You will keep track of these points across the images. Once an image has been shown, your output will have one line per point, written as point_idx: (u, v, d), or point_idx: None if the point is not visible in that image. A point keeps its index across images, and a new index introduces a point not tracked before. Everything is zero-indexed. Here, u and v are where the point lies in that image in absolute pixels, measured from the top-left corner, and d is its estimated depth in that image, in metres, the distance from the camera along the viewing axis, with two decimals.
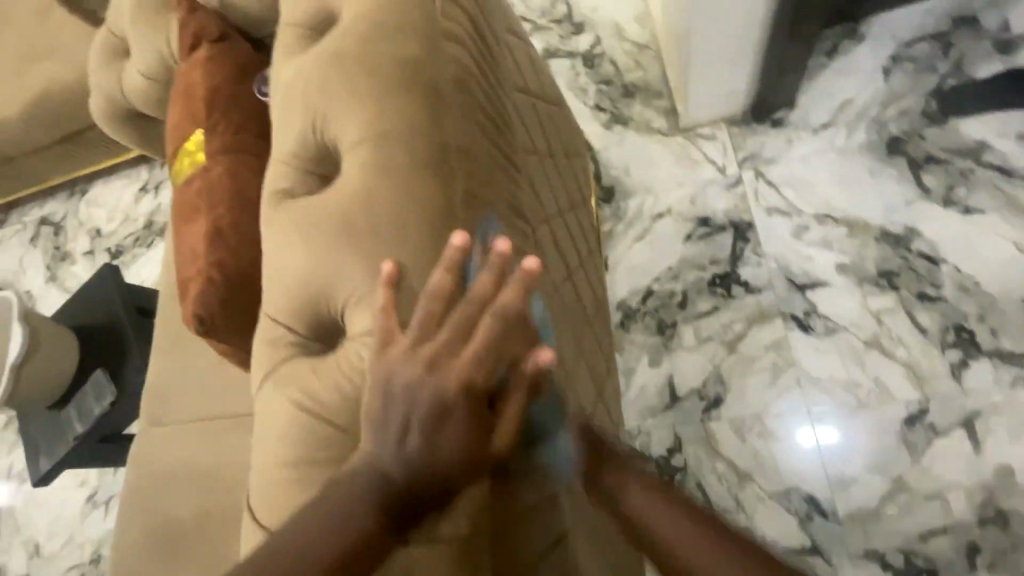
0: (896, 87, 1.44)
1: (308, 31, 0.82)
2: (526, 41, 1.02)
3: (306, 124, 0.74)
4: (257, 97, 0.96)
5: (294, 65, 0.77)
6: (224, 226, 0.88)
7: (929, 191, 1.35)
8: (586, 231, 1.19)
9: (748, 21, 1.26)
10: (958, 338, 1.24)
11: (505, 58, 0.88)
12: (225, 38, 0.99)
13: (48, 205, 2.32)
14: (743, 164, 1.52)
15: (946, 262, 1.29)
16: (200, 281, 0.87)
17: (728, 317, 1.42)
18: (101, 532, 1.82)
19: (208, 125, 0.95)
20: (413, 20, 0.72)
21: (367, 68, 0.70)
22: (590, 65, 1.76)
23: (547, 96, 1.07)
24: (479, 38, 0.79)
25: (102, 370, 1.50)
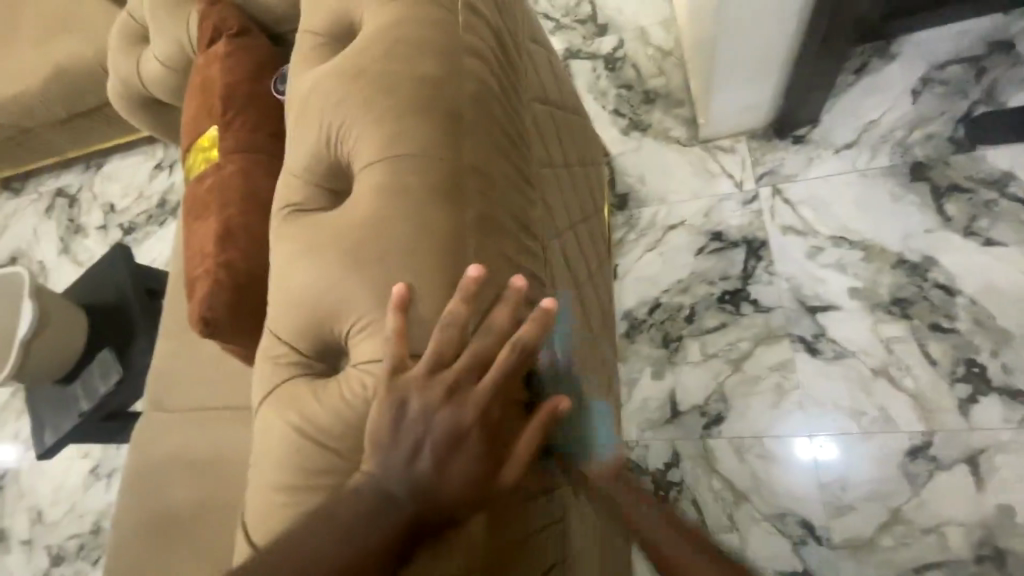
0: (924, 110, 1.40)
1: (327, 41, 0.83)
2: (549, 51, 1.01)
3: (324, 135, 0.74)
4: (274, 95, 0.96)
5: (311, 76, 0.78)
6: (235, 228, 0.89)
7: (950, 220, 1.32)
8: (597, 244, 1.19)
9: (775, 36, 1.23)
10: (969, 372, 1.22)
11: (526, 69, 0.86)
12: (245, 33, 0.99)
13: (64, 177, 2.34)
14: (761, 180, 1.50)
15: (962, 293, 1.27)
16: (208, 280, 0.87)
17: (736, 335, 1.41)
18: (102, 505, 1.86)
19: (223, 118, 0.94)
20: (437, 38, 0.72)
21: (388, 83, 0.70)
22: (611, 68, 1.74)
23: (566, 107, 1.06)
24: (502, 51, 0.78)
25: (109, 349, 1.52)
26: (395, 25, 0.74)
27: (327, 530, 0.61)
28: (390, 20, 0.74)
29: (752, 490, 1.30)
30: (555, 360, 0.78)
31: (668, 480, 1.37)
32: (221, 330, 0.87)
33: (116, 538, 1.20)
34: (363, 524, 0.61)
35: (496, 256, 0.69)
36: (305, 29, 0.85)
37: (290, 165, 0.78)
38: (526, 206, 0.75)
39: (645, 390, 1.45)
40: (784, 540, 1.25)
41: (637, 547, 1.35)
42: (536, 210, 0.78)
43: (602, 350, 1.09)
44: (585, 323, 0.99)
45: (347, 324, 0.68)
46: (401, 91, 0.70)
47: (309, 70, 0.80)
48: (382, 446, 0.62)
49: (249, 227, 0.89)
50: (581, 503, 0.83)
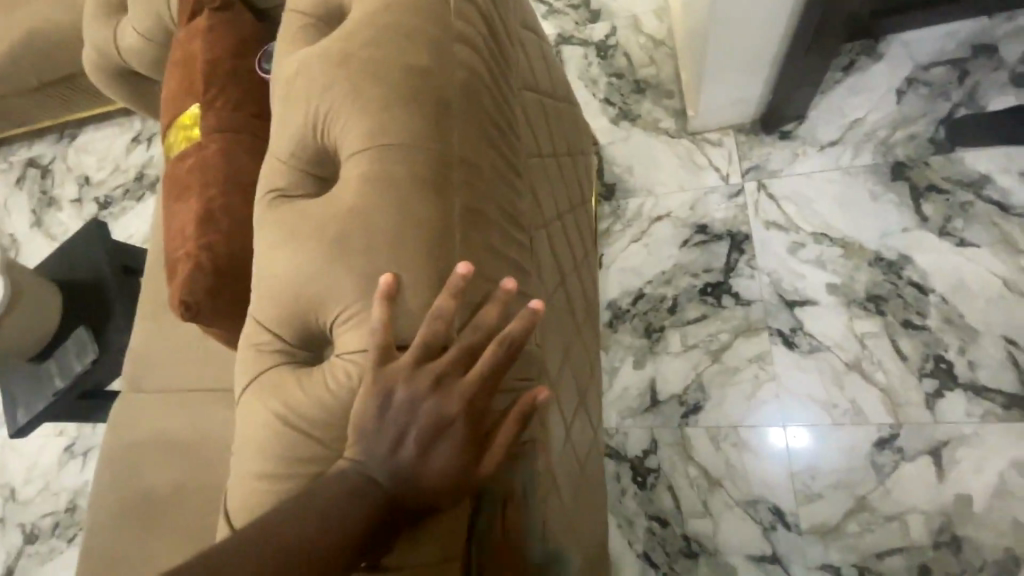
0: (907, 110, 1.43)
1: (313, 21, 0.81)
2: (540, 38, 1.00)
3: (309, 120, 0.72)
4: (258, 74, 0.94)
5: (295, 59, 0.76)
6: (217, 211, 0.87)
7: (927, 219, 1.35)
8: (584, 236, 1.19)
9: (766, 31, 1.23)
10: (936, 368, 1.26)
11: (517, 56, 0.86)
12: (227, 9, 0.97)
13: (36, 147, 2.25)
14: (747, 174, 1.51)
15: (934, 292, 1.31)
16: (189, 263, 0.86)
17: (716, 327, 1.44)
18: (77, 483, 1.84)
19: (205, 95, 0.92)
20: (428, 23, 0.71)
21: (376, 70, 0.69)
22: (603, 56, 1.72)
23: (555, 95, 1.05)
24: (492, 38, 0.77)
25: (85, 327, 1.49)
26: (382, 9, 0.72)
27: (306, 517, 0.61)
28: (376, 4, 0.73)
29: (726, 477, 1.34)
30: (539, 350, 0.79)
31: (645, 466, 1.40)
32: (203, 314, 0.86)
33: (92, 518, 1.19)
34: (343, 513, 0.61)
35: (484, 248, 0.69)
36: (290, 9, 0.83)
37: (274, 150, 0.77)
38: (514, 198, 0.75)
39: (627, 379, 1.47)
40: (754, 525, 1.30)
41: (613, 530, 1.38)
42: (524, 202, 0.78)
43: (585, 340, 1.11)
44: (569, 314, 0.99)
45: (332, 314, 0.68)
46: (388, 78, 0.69)
47: (292, 53, 0.78)
48: (366, 434, 0.63)
49: (231, 209, 0.87)
50: (560, 495, 0.84)
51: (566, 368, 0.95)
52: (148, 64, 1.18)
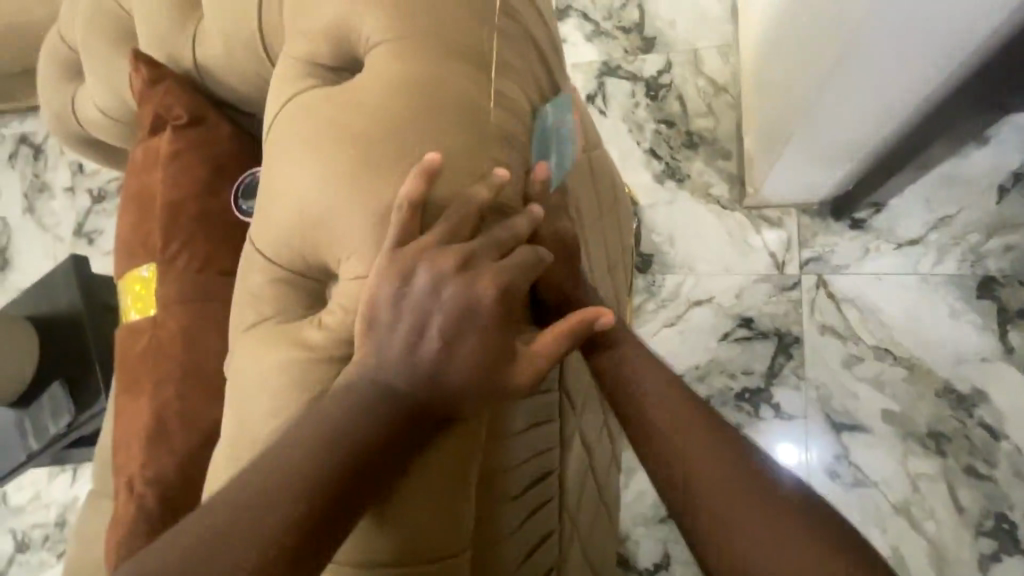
0: (1009, 214, 1.23)
1: (337, 80, 0.61)
2: (610, 164, 0.99)
3: (383, 276, 0.51)
4: (234, 213, 0.74)
5: (292, 192, 0.56)
6: (169, 415, 0.70)
7: (1012, 351, 1.18)
8: (604, 263, 0.94)
9: (876, 126, 1.04)
10: (998, 528, 1.13)
11: (605, 206, 0.94)
12: (202, 122, 0.74)
13: (28, 121, 2.04)
14: (805, 265, 1.34)
15: (1008, 439, 1.15)
16: (121, 500, 0.72)
17: (749, 440, 1.29)
18: (68, 498, 1.76)
19: (270, 311, 0.60)
20: (587, 197, 0.82)
21: (371, 170, 0.53)
22: (653, 96, 1.53)
23: (611, 220, 0.97)
24: (591, 185, 0.85)
25: (60, 382, 1.31)
26: (414, 87, 0.54)
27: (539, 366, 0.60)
28: (460, 77, 0.55)
29: None
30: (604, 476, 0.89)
31: None
32: (175, 511, 0.70)
33: None
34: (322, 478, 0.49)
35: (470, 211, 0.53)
36: (298, 57, 0.61)
37: (244, 396, 0.59)
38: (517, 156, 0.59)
39: (645, 485, 1.32)
40: None
41: None
42: (597, 241, 0.88)
43: (614, 376, 1.01)
44: (608, 449, 0.92)
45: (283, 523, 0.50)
46: (469, 210, 0.53)
47: (277, 245, 0.58)
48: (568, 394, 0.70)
49: (194, 345, 0.71)
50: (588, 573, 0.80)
51: (606, 516, 0.91)
52: (67, 131, 0.92)
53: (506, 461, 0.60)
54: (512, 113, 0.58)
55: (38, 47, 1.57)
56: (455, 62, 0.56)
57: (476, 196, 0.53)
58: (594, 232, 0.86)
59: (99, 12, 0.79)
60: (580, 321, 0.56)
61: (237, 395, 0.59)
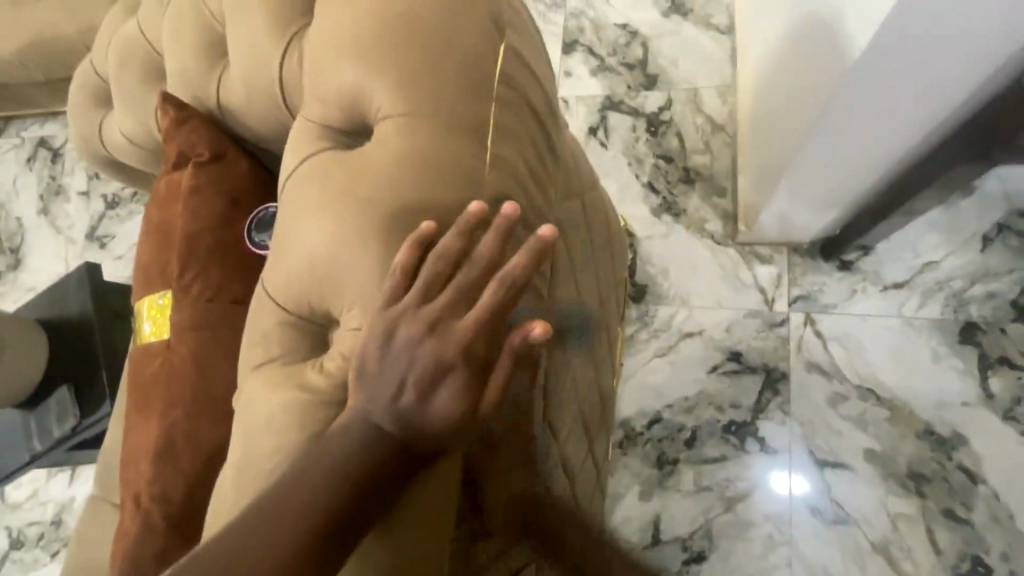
0: (992, 262, 1.27)
1: (348, 143, 0.66)
2: (605, 202, 1.04)
3: (373, 330, 0.56)
4: (248, 243, 0.79)
5: (302, 243, 0.61)
6: (176, 432, 0.74)
7: (992, 396, 1.22)
8: (595, 299, 0.97)
9: (863, 176, 1.09)
10: (973, 570, 1.15)
11: (598, 244, 0.98)
12: (220, 158, 0.79)
13: (50, 126, 2.11)
14: (794, 303, 1.38)
15: (986, 483, 1.18)
16: (126, 510, 0.75)
17: (735, 472, 1.32)
18: (65, 497, 1.80)
19: (276, 352, 0.65)
20: (580, 239, 0.87)
21: (374, 226, 0.58)
22: (653, 132, 1.58)
23: (604, 256, 1.01)
24: (585, 226, 0.89)
25: (68, 386, 1.36)
26: (414, 157, 0.59)
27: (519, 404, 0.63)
28: (458, 147, 0.60)
29: None
30: (588, 505, 0.92)
31: None
32: (176, 524, 0.73)
33: None
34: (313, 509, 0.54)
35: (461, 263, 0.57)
36: (315, 121, 0.66)
37: (248, 426, 0.63)
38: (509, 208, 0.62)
39: (631, 512, 1.35)
40: None
41: None
42: (589, 280, 0.92)
43: (603, 407, 1.04)
44: (593, 478, 0.96)
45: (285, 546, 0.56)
46: (438, 261, 0.56)
47: (288, 291, 0.63)
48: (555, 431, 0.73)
49: (202, 367, 0.75)
50: None
51: (587, 541, 0.95)
52: (93, 153, 0.98)
53: (488, 497, 0.63)
54: (507, 171, 0.62)
55: (66, 60, 1.64)
56: (456, 135, 0.60)
57: (457, 247, 0.56)
58: (586, 271, 0.90)
59: (133, 48, 0.85)
60: (515, 338, 0.55)
61: (243, 431, 0.63)
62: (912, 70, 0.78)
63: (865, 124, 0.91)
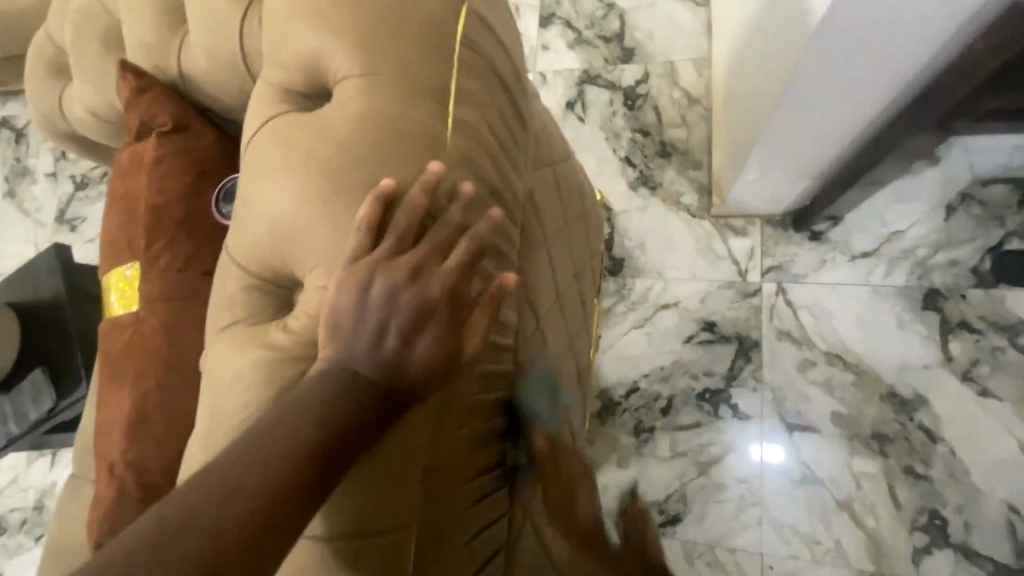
0: (955, 231, 1.31)
1: (310, 107, 0.66)
2: (579, 173, 1.04)
3: (340, 294, 0.57)
4: (217, 217, 0.78)
5: (264, 208, 0.61)
6: (150, 406, 0.74)
7: (952, 359, 1.26)
8: (570, 268, 0.99)
9: (828, 148, 1.11)
10: (931, 523, 1.21)
11: (575, 213, 1.00)
12: (183, 129, 0.78)
13: (12, 105, 2.04)
14: (766, 273, 1.41)
15: (944, 441, 1.24)
16: (103, 484, 0.76)
17: (708, 438, 1.36)
18: (47, 482, 1.79)
19: (242, 315, 0.65)
20: (553, 207, 0.87)
21: (334, 187, 0.58)
22: (630, 106, 1.58)
23: (578, 225, 1.02)
24: (558, 193, 0.90)
25: (42, 369, 1.34)
26: (375, 117, 0.59)
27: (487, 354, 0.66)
28: (419, 111, 0.60)
29: None
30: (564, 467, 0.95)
31: None
32: (154, 496, 0.74)
33: None
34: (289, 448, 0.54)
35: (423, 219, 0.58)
36: (276, 85, 0.66)
37: (217, 390, 0.63)
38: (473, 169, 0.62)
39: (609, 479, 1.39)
40: None
41: None
42: (563, 249, 0.94)
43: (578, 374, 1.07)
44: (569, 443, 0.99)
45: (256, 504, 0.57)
46: (414, 214, 0.57)
47: (251, 255, 0.63)
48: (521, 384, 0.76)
49: (175, 340, 0.75)
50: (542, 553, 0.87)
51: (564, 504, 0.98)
52: (55, 129, 0.95)
53: (463, 445, 0.66)
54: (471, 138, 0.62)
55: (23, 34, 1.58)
56: (419, 99, 0.60)
57: (415, 204, 0.57)
58: (560, 240, 0.91)
59: (90, 19, 0.82)
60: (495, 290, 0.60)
61: (212, 384, 0.64)
62: (867, 39, 0.78)
63: (828, 93, 0.92)
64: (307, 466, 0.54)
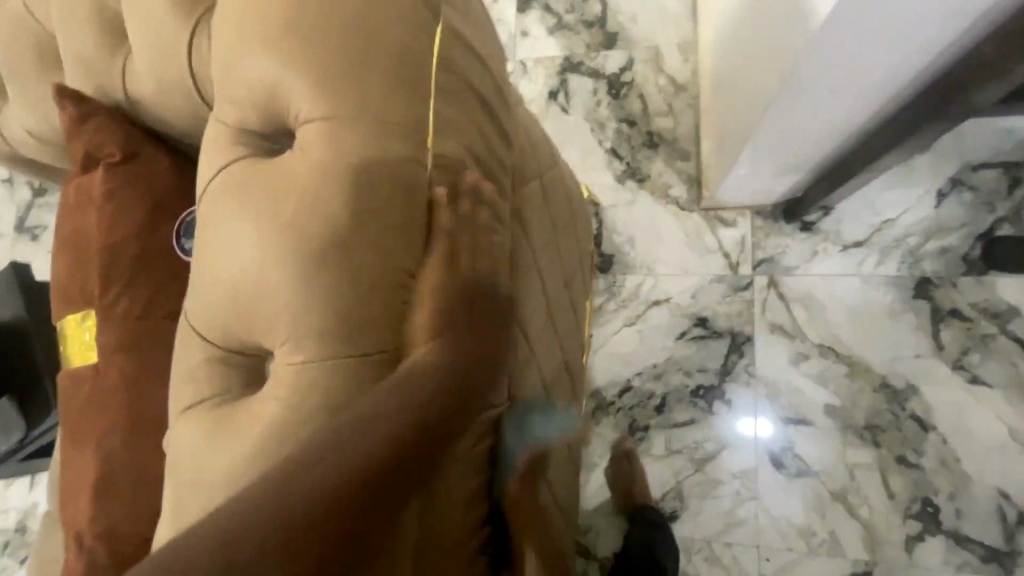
0: (945, 217, 1.29)
1: (268, 146, 0.64)
2: (565, 177, 1.00)
3: None
4: (178, 251, 0.73)
5: (228, 258, 0.60)
6: (117, 458, 0.70)
7: (943, 348, 1.26)
8: (561, 279, 0.95)
9: (824, 140, 1.07)
10: (923, 511, 1.23)
11: (563, 220, 0.95)
12: (137, 155, 0.74)
13: None
14: (758, 266, 1.38)
15: (936, 430, 1.24)
16: (76, 538, 0.72)
17: (703, 434, 1.36)
18: (26, 504, 1.73)
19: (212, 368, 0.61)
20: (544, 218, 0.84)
21: (292, 234, 0.57)
22: (615, 95, 1.53)
23: (566, 230, 0.98)
24: (547, 204, 0.86)
25: (7, 396, 1.27)
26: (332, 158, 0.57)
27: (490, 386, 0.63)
28: (377, 149, 0.57)
29: None
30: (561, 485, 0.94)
31: None
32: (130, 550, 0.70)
33: None
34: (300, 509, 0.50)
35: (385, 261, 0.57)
36: (236, 124, 0.64)
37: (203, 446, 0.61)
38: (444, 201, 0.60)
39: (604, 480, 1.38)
40: None
41: None
42: (553, 260, 0.90)
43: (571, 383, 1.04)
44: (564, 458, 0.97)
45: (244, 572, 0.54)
46: (388, 258, 0.57)
47: (218, 307, 0.62)
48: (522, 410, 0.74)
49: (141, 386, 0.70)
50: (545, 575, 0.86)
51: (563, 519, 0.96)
52: None
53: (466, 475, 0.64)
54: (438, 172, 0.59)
55: None
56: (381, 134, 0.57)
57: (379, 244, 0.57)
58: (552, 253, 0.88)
59: (23, 39, 0.76)
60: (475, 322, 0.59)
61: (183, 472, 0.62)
62: (869, 46, 0.75)
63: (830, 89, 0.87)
64: (325, 525, 0.51)
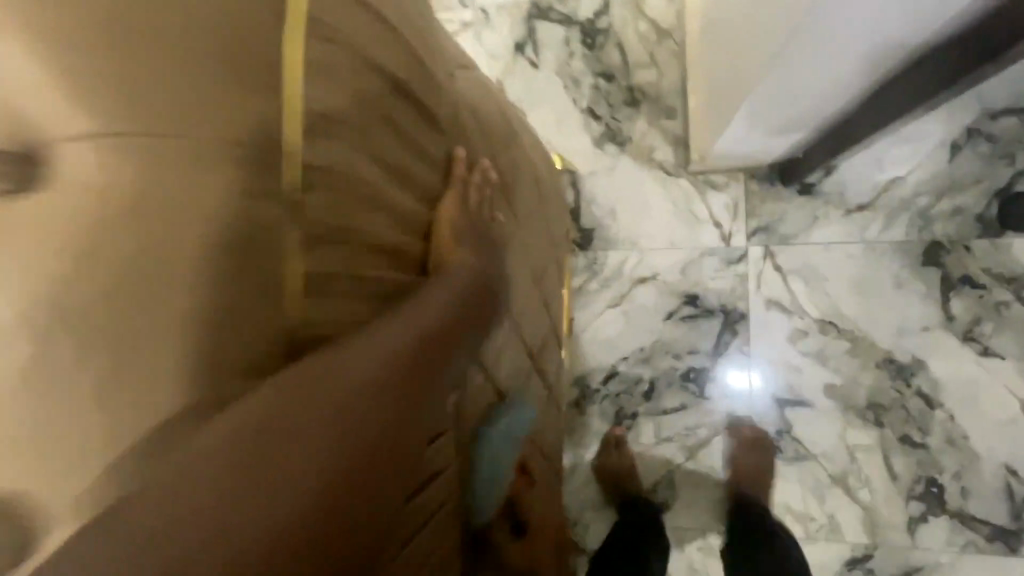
0: (960, 174, 1.16)
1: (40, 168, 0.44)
2: (527, 152, 0.85)
3: None
4: None
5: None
6: None
7: (952, 319, 1.16)
8: (526, 273, 0.82)
9: (825, 102, 0.92)
10: (927, 491, 1.16)
11: (526, 204, 0.81)
12: None
13: None
14: (753, 236, 1.25)
15: (942, 407, 1.16)
16: None
17: (695, 420, 1.26)
18: None
19: None
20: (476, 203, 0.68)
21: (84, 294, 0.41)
22: (590, 45, 1.34)
23: (529, 215, 0.83)
24: (489, 187, 0.70)
25: None
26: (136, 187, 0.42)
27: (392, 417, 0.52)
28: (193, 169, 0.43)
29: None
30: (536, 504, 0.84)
31: None
32: None
33: None
34: None
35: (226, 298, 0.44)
36: None
37: None
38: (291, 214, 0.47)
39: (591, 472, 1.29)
40: None
41: None
42: (513, 255, 0.76)
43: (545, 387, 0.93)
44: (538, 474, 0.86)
45: None
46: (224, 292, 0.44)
47: None
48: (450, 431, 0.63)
49: None
50: None
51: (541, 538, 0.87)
52: None
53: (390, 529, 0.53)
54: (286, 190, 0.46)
55: None
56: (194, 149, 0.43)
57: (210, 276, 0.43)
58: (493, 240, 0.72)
59: None
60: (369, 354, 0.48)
61: None
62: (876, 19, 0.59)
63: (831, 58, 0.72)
64: None
